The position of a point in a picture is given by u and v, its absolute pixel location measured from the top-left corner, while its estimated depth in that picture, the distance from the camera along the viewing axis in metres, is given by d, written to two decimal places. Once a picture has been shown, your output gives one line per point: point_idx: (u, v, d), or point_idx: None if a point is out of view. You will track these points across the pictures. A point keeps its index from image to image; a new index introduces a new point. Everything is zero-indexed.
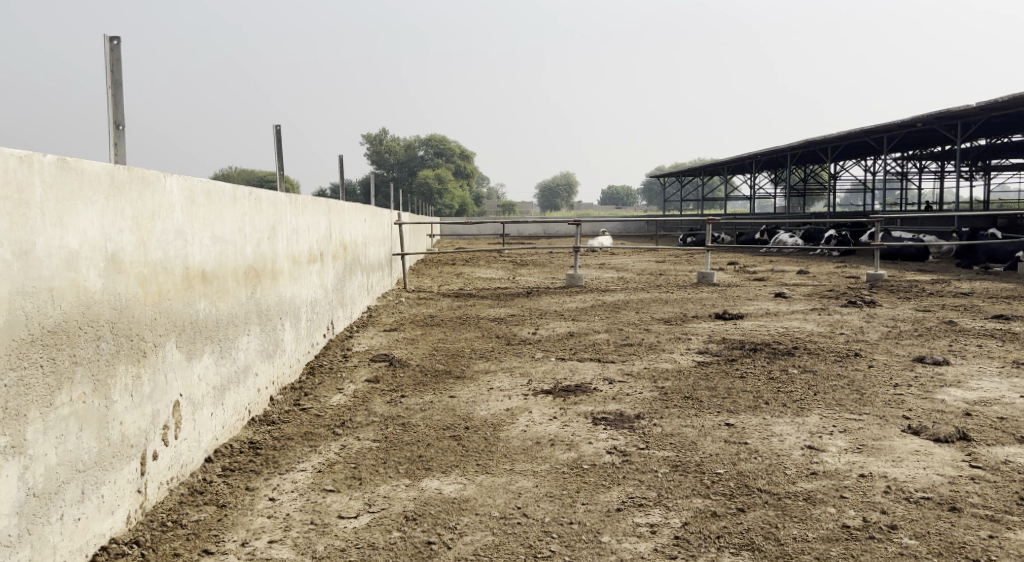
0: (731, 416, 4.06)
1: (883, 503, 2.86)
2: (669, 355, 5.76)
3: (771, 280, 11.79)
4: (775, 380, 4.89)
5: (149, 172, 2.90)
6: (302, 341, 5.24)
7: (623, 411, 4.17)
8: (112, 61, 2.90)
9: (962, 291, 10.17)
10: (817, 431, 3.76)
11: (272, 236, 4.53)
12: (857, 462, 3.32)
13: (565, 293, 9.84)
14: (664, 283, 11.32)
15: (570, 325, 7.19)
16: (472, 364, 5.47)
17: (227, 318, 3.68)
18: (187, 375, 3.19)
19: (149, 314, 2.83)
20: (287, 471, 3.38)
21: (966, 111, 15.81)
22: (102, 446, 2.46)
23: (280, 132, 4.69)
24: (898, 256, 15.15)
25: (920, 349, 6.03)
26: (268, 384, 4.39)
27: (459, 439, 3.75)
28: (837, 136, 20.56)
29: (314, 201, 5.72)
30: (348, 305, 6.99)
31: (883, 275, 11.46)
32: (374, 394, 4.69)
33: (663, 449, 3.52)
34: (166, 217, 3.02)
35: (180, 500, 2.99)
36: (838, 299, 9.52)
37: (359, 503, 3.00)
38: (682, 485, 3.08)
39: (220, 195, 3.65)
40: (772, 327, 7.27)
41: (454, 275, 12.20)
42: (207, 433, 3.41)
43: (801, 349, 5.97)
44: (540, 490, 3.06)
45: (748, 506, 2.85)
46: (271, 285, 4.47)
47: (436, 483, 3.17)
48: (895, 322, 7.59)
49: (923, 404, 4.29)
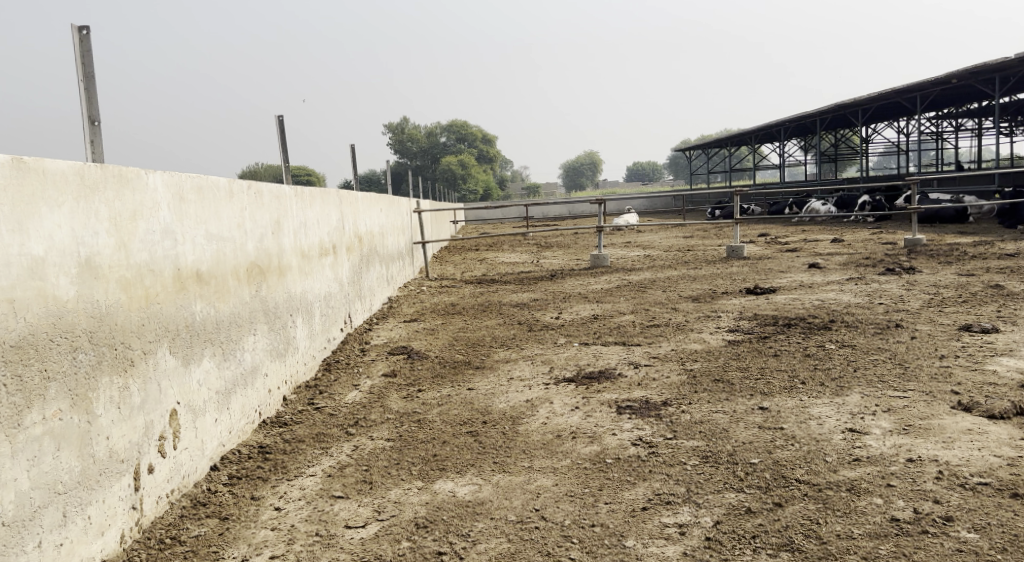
0: (765, 399, 3.81)
1: (936, 492, 2.60)
2: (698, 335, 5.50)
3: (804, 251, 11.41)
4: (811, 357, 4.63)
5: (128, 168, 2.73)
6: (317, 337, 5.08)
7: (649, 398, 3.94)
8: (83, 53, 2.73)
9: (1007, 252, 9.73)
10: (859, 412, 3.51)
11: (277, 231, 4.35)
12: (904, 445, 3.07)
13: (590, 274, 9.57)
14: (692, 258, 10.99)
15: (594, 308, 6.95)
16: (492, 354, 5.27)
17: (229, 319, 3.52)
18: (185, 382, 3.03)
19: (136, 320, 2.67)
20: (295, 477, 3.21)
21: (1005, 64, 15.16)
22: (86, 464, 2.34)
23: (283, 122, 4.49)
24: (936, 219, 14.63)
25: (966, 317, 5.70)
26: (280, 383, 4.23)
27: (477, 435, 3.56)
28: (868, 99, 19.94)
29: (324, 193, 5.53)
30: (366, 297, 6.82)
31: (921, 239, 11.02)
32: (390, 390, 4.51)
33: (691, 438, 3.29)
34: (152, 216, 2.85)
35: (181, 514, 2.84)
36: (876, 267, 9.14)
37: (368, 511, 2.82)
38: (713, 479, 2.85)
39: (215, 190, 3.47)
40: (807, 300, 6.95)
41: (477, 261, 11.99)
42: (212, 440, 3.26)
43: (839, 323, 5.69)
44: (560, 490, 2.86)
45: (787, 500, 2.62)
46: (279, 281, 4.29)
47: (450, 485, 2.98)
48: (937, 289, 7.24)
49: (974, 377, 4.00)
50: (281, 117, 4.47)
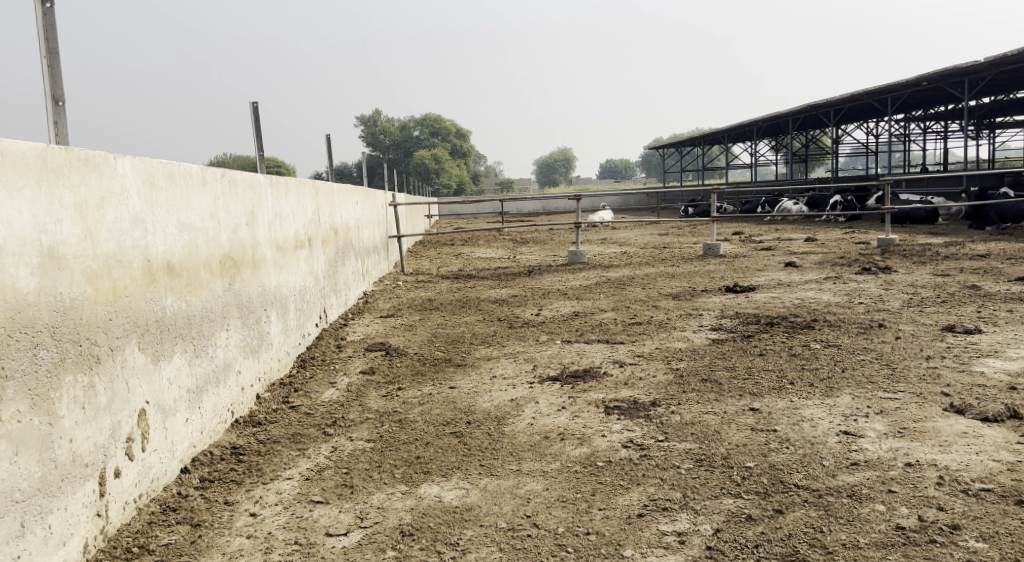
0: (755, 399, 3.73)
1: (939, 498, 2.54)
2: (681, 334, 5.42)
3: (779, 249, 11.43)
4: (798, 357, 4.57)
5: (95, 151, 2.55)
6: (292, 333, 4.90)
7: (637, 398, 3.84)
8: (46, 28, 2.56)
9: (979, 253, 9.83)
10: (851, 415, 3.44)
11: (251, 222, 4.17)
12: (901, 448, 3.00)
13: (568, 270, 9.47)
14: (669, 256, 10.94)
15: (574, 304, 6.85)
16: (473, 351, 5.14)
17: (201, 313, 3.34)
18: (154, 380, 2.86)
19: (102, 314, 2.50)
20: (272, 480, 3.06)
21: (975, 67, 15.35)
22: (47, 469, 2.17)
23: (257, 109, 4.31)
24: (907, 219, 14.79)
25: (947, 317, 5.69)
26: (254, 381, 4.05)
27: (461, 436, 3.43)
28: (840, 99, 20.12)
29: (299, 183, 5.36)
30: (341, 291, 6.65)
31: (895, 239, 11.10)
32: (368, 388, 4.36)
33: (683, 440, 3.20)
34: (120, 203, 2.68)
35: (149, 520, 2.68)
36: (851, 266, 9.16)
37: (350, 517, 2.68)
38: (710, 483, 2.75)
39: (187, 177, 3.30)
40: (787, 299, 6.91)
41: (453, 256, 11.82)
42: (182, 441, 3.09)
43: (822, 322, 5.64)
44: (552, 495, 2.75)
45: (787, 506, 2.54)
46: (253, 274, 4.12)
47: (435, 490, 2.85)
48: (915, 288, 7.26)
49: (962, 378, 3.96)
50: (255, 103, 4.29)
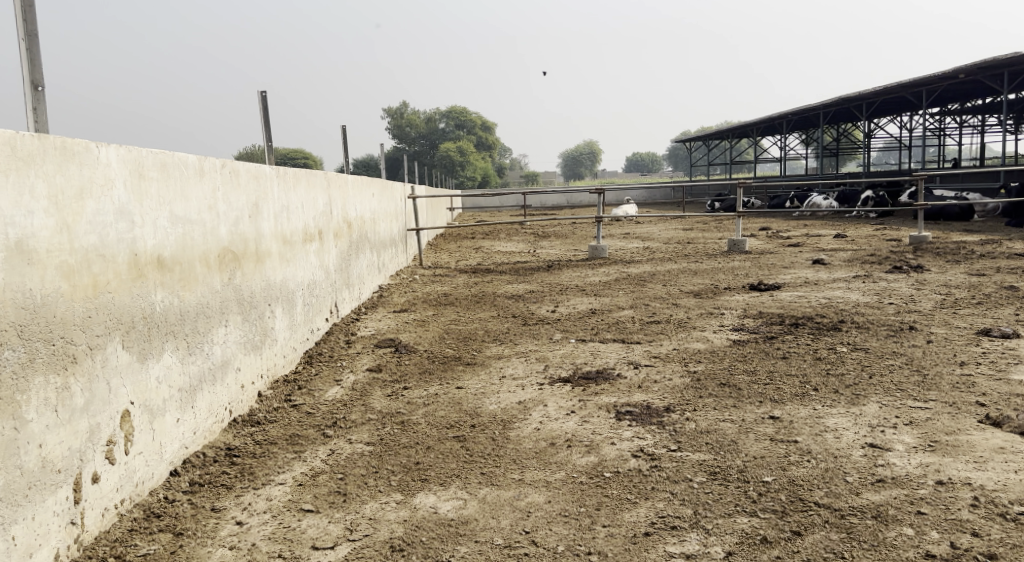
0: (776, 407, 3.53)
1: (973, 522, 2.34)
2: (700, 334, 5.21)
3: (807, 246, 11.12)
4: (823, 361, 4.35)
5: (73, 139, 2.43)
6: (299, 328, 4.77)
7: (650, 403, 3.66)
8: (24, 9, 2.43)
9: (1016, 252, 9.46)
10: (878, 425, 3.23)
11: (254, 214, 4.03)
12: (932, 464, 2.79)
13: (588, 265, 9.27)
14: (692, 251, 10.71)
15: (592, 301, 6.66)
16: (484, 349, 4.98)
17: (196, 309, 3.21)
18: (141, 379, 2.73)
19: (80, 311, 2.38)
20: (263, 486, 2.92)
21: (1014, 59, 14.84)
22: (10, 477, 2.07)
23: (265, 98, 4.16)
24: (941, 216, 14.35)
25: (983, 320, 5.43)
26: (255, 378, 3.92)
27: (464, 440, 3.27)
28: (873, 93, 19.61)
29: (310, 174, 5.22)
30: (355, 285, 6.53)
31: (927, 236, 10.76)
32: (374, 387, 4.21)
33: (697, 451, 3.01)
34: (103, 193, 2.55)
35: (131, 528, 2.56)
36: (881, 264, 8.86)
37: (339, 528, 2.54)
38: (723, 500, 2.57)
39: (182, 168, 3.16)
40: (814, 298, 6.66)
41: (473, 250, 11.65)
42: (173, 442, 2.97)
43: (849, 323, 5.40)
44: (554, 508, 2.58)
45: (805, 527, 2.35)
46: (255, 268, 3.98)
47: (431, 500, 2.70)
48: (949, 288, 6.97)
49: (999, 387, 3.72)
50: (264, 92, 4.14)
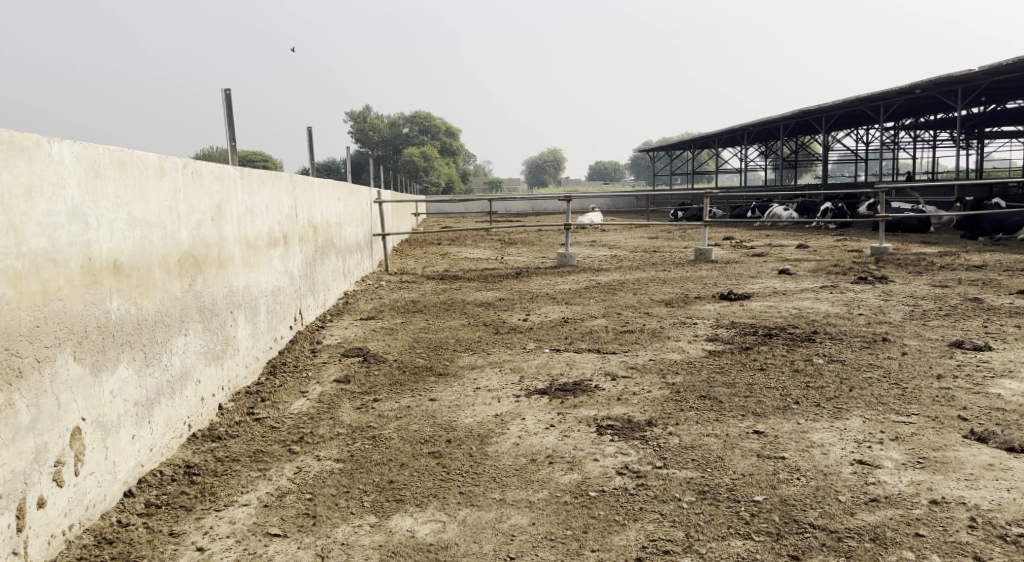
0: (759, 421, 3.44)
1: (974, 545, 2.27)
2: (675, 344, 5.12)
3: (772, 256, 11.18)
4: (802, 373, 4.29)
5: (22, 133, 2.25)
6: (262, 336, 4.56)
7: (631, 416, 3.54)
8: None
9: (975, 264, 9.61)
10: (864, 440, 3.16)
11: (217, 217, 3.82)
12: (924, 483, 2.72)
13: (557, 273, 9.17)
14: (660, 260, 10.68)
15: (563, 310, 6.55)
16: (456, 359, 4.82)
17: (154, 318, 3.01)
18: (94, 393, 2.54)
19: (26, 321, 2.20)
20: (225, 507, 2.73)
21: (968, 76, 15.19)
22: None
23: (229, 96, 3.97)
24: (900, 228, 14.60)
25: (953, 332, 5.44)
26: (216, 390, 3.71)
27: (439, 457, 3.12)
28: (833, 106, 19.95)
29: (275, 176, 5.01)
30: (320, 292, 6.31)
31: (889, 248, 10.92)
32: (342, 399, 4.03)
33: (683, 468, 2.90)
34: (56, 193, 2.37)
35: (80, 556, 2.36)
36: (847, 275, 8.91)
37: (309, 555, 2.38)
38: (715, 521, 2.46)
39: (141, 166, 2.96)
40: (783, 308, 6.64)
41: (438, 256, 11.47)
42: (127, 460, 2.76)
43: (823, 334, 5.38)
44: (538, 531, 2.45)
45: (802, 552, 2.26)
46: (217, 274, 3.78)
47: (407, 523, 2.54)
48: (915, 300, 7.01)
49: (978, 401, 3.70)
50: (228, 91, 3.95)
